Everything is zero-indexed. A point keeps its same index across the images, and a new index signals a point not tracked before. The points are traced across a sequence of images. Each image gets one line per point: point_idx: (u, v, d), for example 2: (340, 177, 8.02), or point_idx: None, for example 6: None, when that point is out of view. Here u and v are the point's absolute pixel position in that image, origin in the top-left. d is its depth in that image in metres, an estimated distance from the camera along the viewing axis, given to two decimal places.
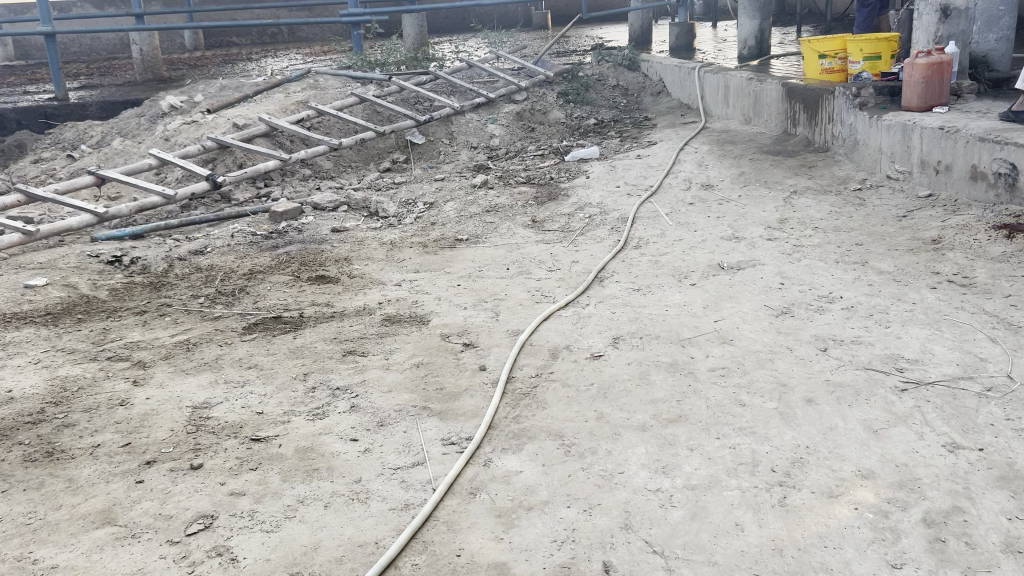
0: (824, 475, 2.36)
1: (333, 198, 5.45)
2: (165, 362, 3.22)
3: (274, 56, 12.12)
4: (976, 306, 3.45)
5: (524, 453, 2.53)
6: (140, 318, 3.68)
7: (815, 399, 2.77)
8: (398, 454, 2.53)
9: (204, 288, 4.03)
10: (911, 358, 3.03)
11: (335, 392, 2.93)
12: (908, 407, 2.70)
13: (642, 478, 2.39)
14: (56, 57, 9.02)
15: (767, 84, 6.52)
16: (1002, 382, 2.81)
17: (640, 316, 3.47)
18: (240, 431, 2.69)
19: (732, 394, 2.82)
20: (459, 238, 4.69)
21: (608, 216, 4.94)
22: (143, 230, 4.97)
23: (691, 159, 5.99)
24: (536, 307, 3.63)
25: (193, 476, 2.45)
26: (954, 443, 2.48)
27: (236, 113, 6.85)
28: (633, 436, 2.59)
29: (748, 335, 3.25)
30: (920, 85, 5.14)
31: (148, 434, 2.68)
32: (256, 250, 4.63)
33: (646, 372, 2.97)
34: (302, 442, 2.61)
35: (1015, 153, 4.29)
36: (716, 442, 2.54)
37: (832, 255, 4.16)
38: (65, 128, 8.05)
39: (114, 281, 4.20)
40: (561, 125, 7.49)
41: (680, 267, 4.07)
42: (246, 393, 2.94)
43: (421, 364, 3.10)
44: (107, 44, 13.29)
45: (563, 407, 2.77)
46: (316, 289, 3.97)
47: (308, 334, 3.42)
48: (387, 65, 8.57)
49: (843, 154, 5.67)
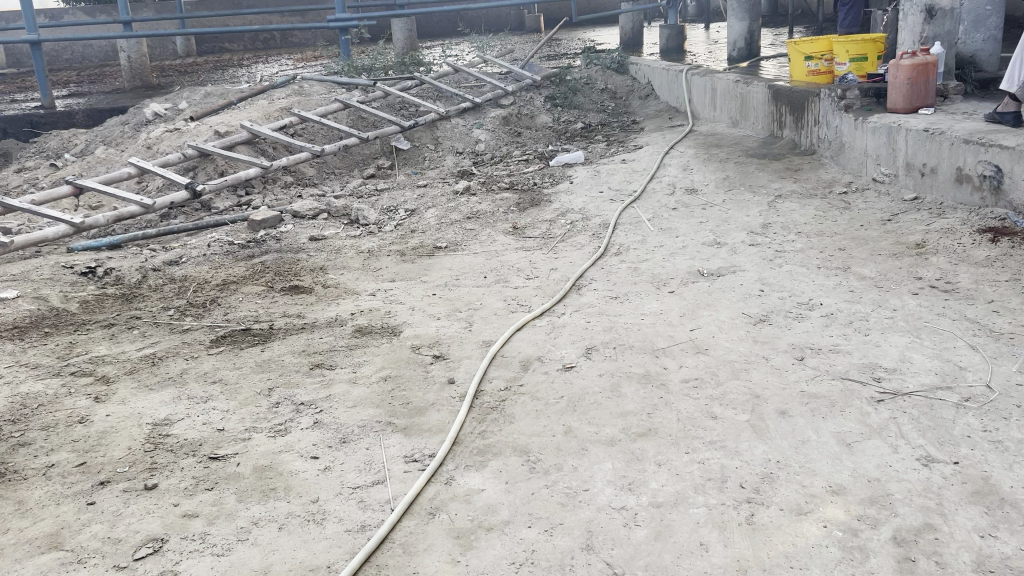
0: (794, 492, 2.30)
1: (313, 206, 5.39)
2: (129, 377, 3.15)
3: (264, 62, 12.07)
4: (957, 312, 3.38)
5: (488, 470, 2.46)
6: (108, 331, 3.62)
7: (789, 410, 2.70)
8: (359, 472, 2.47)
9: (175, 300, 3.97)
10: (889, 367, 2.96)
11: (298, 408, 2.86)
12: (884, 418, 2.63)
13: (606, 495, 2.32)
14: (42, 65, 8.95)
15: (753, 87, 6.45)
16: (980, 393, 2.74)
17: (615, 325, 3.40)
18: (199, 448, 2.62)
19: (704, 406, 2.75)
20: (437, 246, 4.63)
21: (590, 222, 4.88)
22: (119, 240, 4.90)
23: (676, 163, 5.92)
24: (510, 316, 3.57)
25: (146, 496, 2.38)
26: (929, 457, 2.42)
27: (218, 121, 6.79)
28: (600, 452, 2.52)
29: (723, 344, 3.19)
30: (905, 87, 5.08)
31: (104, 452, 2.62)
32: (232, 260, 4.57)
33: (617, 385, 2.90)
34: (261, 460, 2.55)
35: (1000, 156, 4.23)
36: (685, 457, 2.48)
37: (814, 261, 4.09)
38: (50, 136, 7.99)
39: (86, 293, 4.13)
40: (548, 130, 7.43)
41: (660, 274, 4.01)
42: (208, 409, 2.88)
43: (389, 377, 3.03)
44: (99, 50, 13.26)
45: (531, 421, 2.70)
46: (288, 299, 3.91)
47: (277, 346, 3.36)
48: (375, 71, 8.51)
49: (829, 157, 5.61)
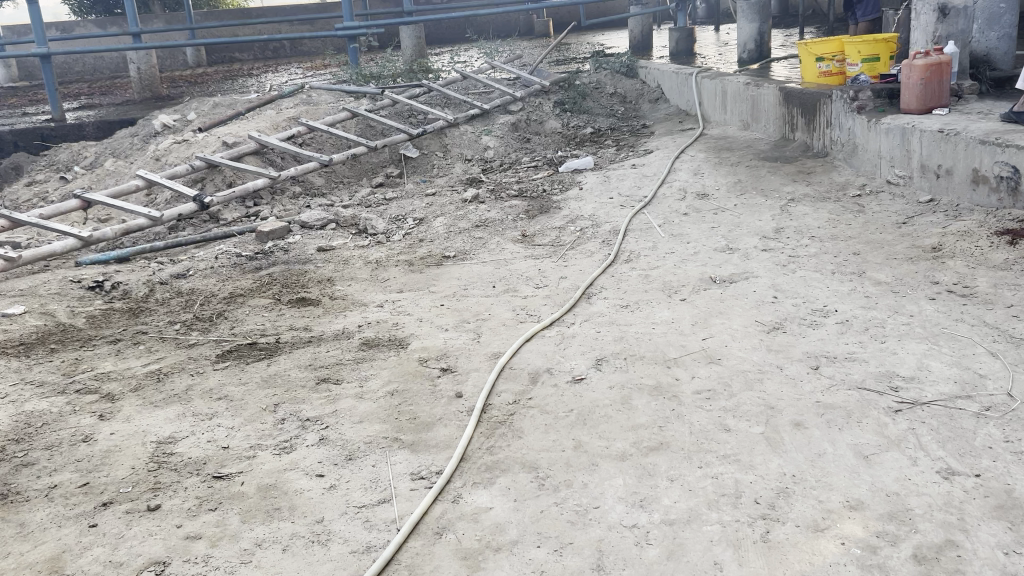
0: (810, 507, 2.24)
1: (321, 216, 5.36)
2: (134, 394, 3.12)
3: (274, 71, 12.09)
4: (976, 318, 3.31)
5: (496, 487, 2.41)
6: (114, 347, 3.59)
7: (804, 422, 2.64)
8: (364, 491, 2.42)
9: (181, 313, 3.94)
10: (906, 376, 2.89)
11: (304, 424, 2.82)
12: (902, 429, 2.56)
13: (617, 513, 2.26)
14: (52, 78, 8.95)
15: (763, 89, 6.38)
16: (1001, 401, 2.67)
17: (625, 335, 3.34)
18: (203, 467, 2.59)
19: (718, 418, 2.69)
20: (446, 255, 4.59)
21: (600, 228, 4.83)
22: (127, 253, 4.87)
23: (687, 167, 5.86)
24: (519, 327, 3.51)
25: (149, 518, 2.35)
26: (949, 469, 2.35)
27: (226, 131, 6.78)
28: (612, 467, 2.46)
29: (737, 354, 3.12)
30: (918, 87, 4.99)
31: (108, 472, 2.58)
32: (239, 273, 4.54)
33: (628, 397, 2.84)
34: (265, 479, 2.51)
35: (1017, 156, 4.14)
36: (698, 472, 2.42)
37: (828, 265, 4.02)
38: (60, 149, 7.99)
39: (93, 308, 4.11)
40: (558, 135, 7.39)
41: (671, 281, 3.95)
42: (213, 426, 2.84)
43: (396, 392, 2.98)
44: (110, 62, 13.31)
45: (539, 436, 2.65)
46: (295, 312, 3.88)
47: (283, 361, 3.32)
48: (383, 78, 8.48)
49: (843, 159, 5.53)
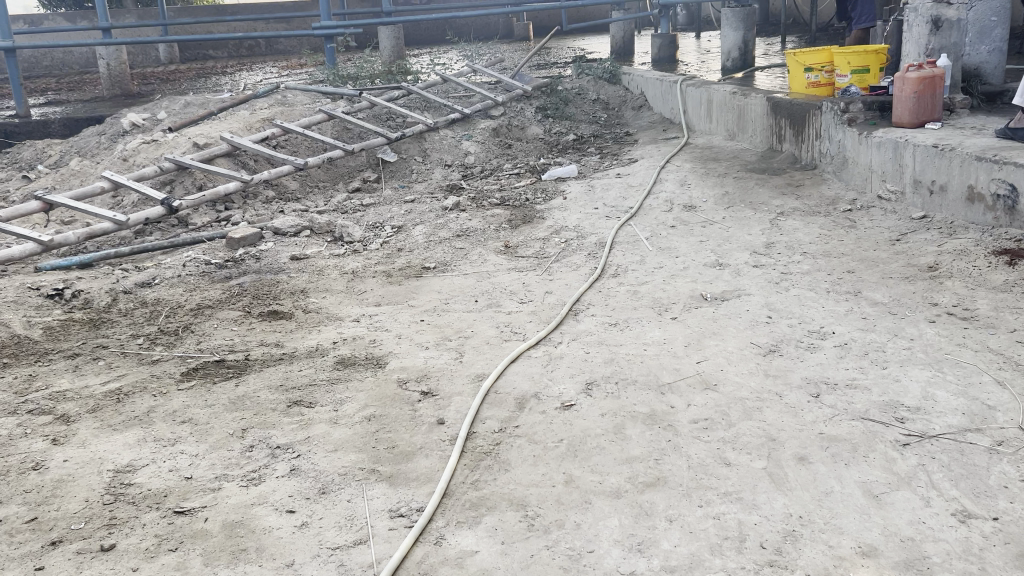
0: (820, 554, 2.08)
1: (295, 222, 5.14)
2: (91, 416, 2.90)
3: (249, 70, 11.85)
4: (979, 342, 3.18)
5: (482, 528, 2.23)
6: (71, 363, 3.37)
7: (809, 456, 2.49)
8: (339, 530, 2.24)
9: (145, 326, 3.73)
10: (912, 407, 2.74)
11: (274, 452, 2.63)
12: (911, 465, 2.42)
13: (614, 558, 2.09)
14: (17, 72, 8.61)
15: (751, 99, 6.24)
16: (1013, 436, 2.54)
17: (616, 357, 3.17)
18: (163, 501, 2.39)
19: (717, 451, 2.53)
20: (426, 266, 4.41)
21: (585, 240, 4.67)
22: (90, 259, 4.64)
23: (673, 178, 5.71)
24: (503, 346, 3.33)
25: (102, 560, 2.15)
26: (965, 512, 2.21)
27: (197, 132, 6.53)
28: (605, 505, 2.30)
29: (733, 379, 2.97)
30: (911, 101, 4.87)
31: (58, 506, 2.37)
32: (207, 282, 4.33)
33: (621, 426, 2.68)
34: (231, 515, 2.31)
35: (1015, 173, 4.03)
36: (699, 512, 2.26)
37: (822, 284, 3.88)
38: (23, 146, 7.69)
39: (51, 318, 3.87)
40: (540, 141, 7.23)
41: (661, 298, 3.79)
42: (176, 454, 2.64)
43: (373, 417, 2.79)
44: (80, 57, 12.96)
45: (527, 469, 2.48)
46: (266, 326, 3.67)
47: (252, 381, 3.12)
48: (361, 80, 8.26)
49: (832, 172, 5.41)
